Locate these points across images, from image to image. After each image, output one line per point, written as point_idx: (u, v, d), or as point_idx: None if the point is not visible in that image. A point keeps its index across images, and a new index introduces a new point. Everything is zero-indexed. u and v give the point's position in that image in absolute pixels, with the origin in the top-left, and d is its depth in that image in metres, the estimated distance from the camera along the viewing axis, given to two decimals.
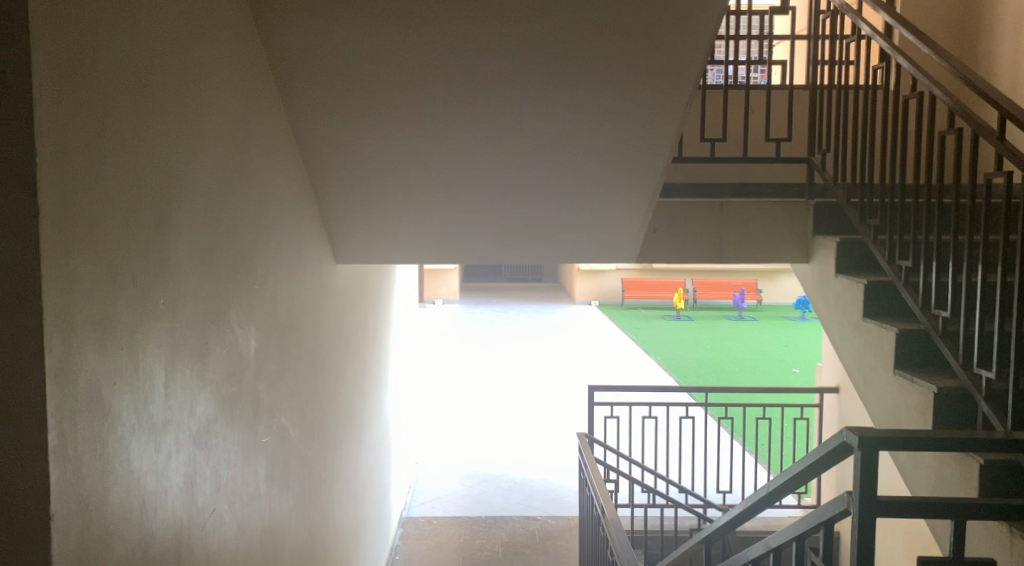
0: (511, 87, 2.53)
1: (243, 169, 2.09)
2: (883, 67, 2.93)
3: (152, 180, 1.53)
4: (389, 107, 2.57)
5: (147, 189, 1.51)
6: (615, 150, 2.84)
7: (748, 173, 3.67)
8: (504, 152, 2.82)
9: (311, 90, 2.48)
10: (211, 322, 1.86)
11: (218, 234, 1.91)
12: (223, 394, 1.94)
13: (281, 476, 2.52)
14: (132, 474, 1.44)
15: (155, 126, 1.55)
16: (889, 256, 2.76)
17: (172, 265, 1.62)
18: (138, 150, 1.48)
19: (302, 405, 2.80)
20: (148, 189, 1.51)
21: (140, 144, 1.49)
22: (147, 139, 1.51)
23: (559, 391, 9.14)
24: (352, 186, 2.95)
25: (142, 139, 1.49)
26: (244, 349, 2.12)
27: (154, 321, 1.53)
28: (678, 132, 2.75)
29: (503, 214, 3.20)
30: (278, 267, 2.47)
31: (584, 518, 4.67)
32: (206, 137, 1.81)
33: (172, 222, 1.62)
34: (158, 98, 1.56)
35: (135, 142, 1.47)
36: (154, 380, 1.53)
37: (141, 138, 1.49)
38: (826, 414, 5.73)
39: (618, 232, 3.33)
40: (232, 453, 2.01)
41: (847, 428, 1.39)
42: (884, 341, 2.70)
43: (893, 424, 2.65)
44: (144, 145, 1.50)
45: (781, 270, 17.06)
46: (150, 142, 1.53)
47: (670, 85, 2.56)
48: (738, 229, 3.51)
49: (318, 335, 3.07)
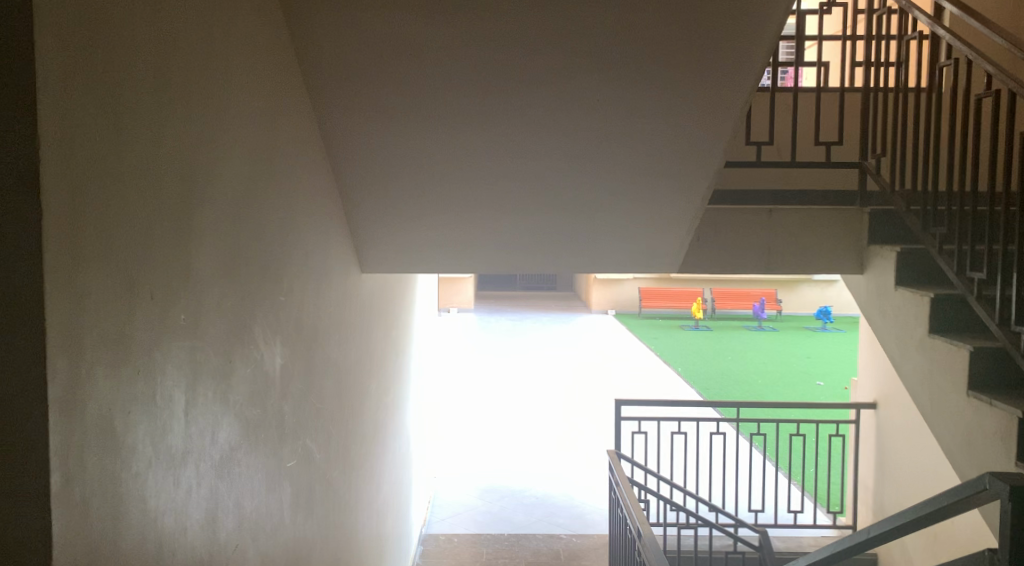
0: (555, 85, 2.34)
1: (269, 172, 1.92)
2: (952, 63, 2.74)
3: (174, 182, 1.36)
4: (424, 106, 2.39)
5: (167, 192, 1.34)
6: (664, 152, 2.64)
7: (795, 178, 3.48)
8: (544, 155, 2.63)
9: (340, 86, 2.30)
10: (236, 340, 1.69)
11: (244, 243, 1.74)
12: (247, 416, 1.77)
13: (305, 502, 2.34)
14: (148, 516, 1.26)
15: (177, 121, 1.38)
16: (958, 266, 2.57)
17: (194, 276, 1.45)
18: (158, 147, 1.31)
19: (327, 423, 2.63)
20: (168, 193, 1.34)
21: (160, 141, 1.32)
22: (167, 136, 1.34)
23: (580, 403, 8.95)
24: (380, 190, 2.77)
25: (162, 135, 1.32)
26: (269, 366, 1.94)
27: (174, 341, 1.36)
28: (733, 133, 2.54)
29: (540, 221, 3.01)
30: (304, 278, 2.29)
31: (614, 538, 4.52)
32: (232, 135, 1.64)
33: (194, 229, 1.45)
34: (181, 91, 1.40)
35: (155, 139, 1.30)
36: (173, 406, 1.36)
37: (161, 136, 1.32)
38: (863, 431, 5.50)
39: (661, 240, 3.15)
40: (256, 481, 1.84)
41: (990, 476, 1.42)
42: (956, 360, 2.51)
43: (967, 451, 2.45)
44: (165, 142, 1.33)
45: (802, 280, 16.77)
46: (171, 138, 1.36)
47: (729, 81, 2.35)
48: (786, 236, 3.35)
49: (343, 347, 2.89)
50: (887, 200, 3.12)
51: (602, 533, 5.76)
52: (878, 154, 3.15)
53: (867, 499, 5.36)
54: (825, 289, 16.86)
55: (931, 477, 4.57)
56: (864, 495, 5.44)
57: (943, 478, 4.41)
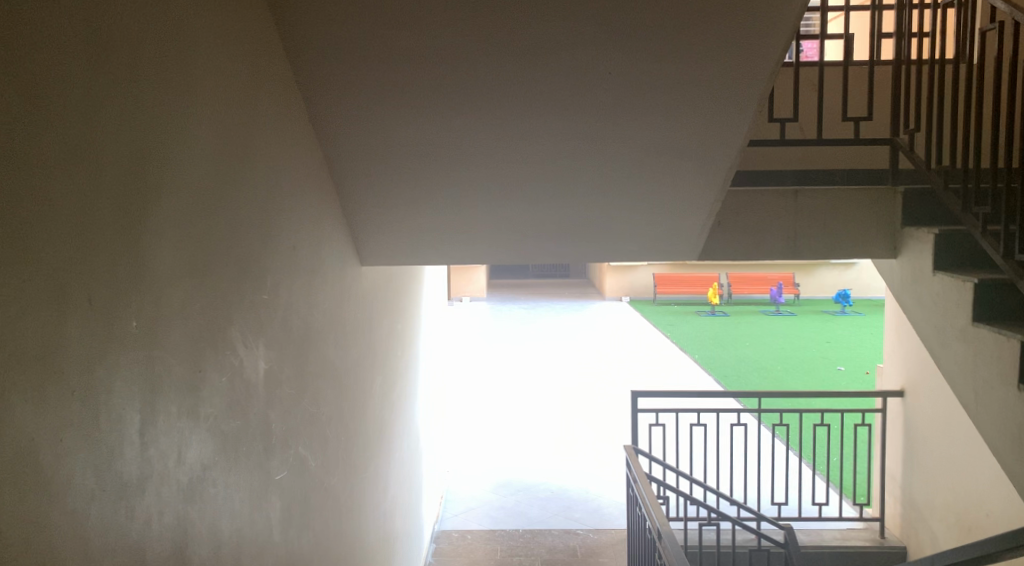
0: (561, 60, 2.13)
1: (249, 158, 1.74)
2: (995, 28, 2.52)
3: (119, 172, 1.19)
4: (419, 85, 2.19)
5: (109, 184, 1.16)
6: (684, 130, 2.42)
7: (823, 157, 3.26)
8: (553, 136, 2.42)
9: (327, 64, 2.11)
10: (208, 347, 1.51)
11: (218, 239, 1.56)
12: (224, 430, 1.59)
13: (298, 515, 2.16)
14: (92, 557, 1.09)
15: (121, 101, 1.20)
16: (1004, 249, 2.36)
17: (151, 278, 1.27)
18: (95, 132, 1.13)
19: (324, 429, 2.45)
20: (111, 184, 1.16)
21: (97, 126, 1.14)
22: (107, 120, 1.17)
23: (595, 393, 8.76)
24: (376, 177, 2.58)
25: (100, 119, 1.15)
26: (252, 373, 1.77)
27: (125, 355, 1.18)
28: (759, 108, 2.32)
29: (549, 208, 2.81)
30: (293, 275, 2.11)
31: (633, 536, 4.33)
32: (200, 117, 1.47)
33: (149, 226, 1.27)
34: (129, 68, 1.22)
35: (90, 123, 1.13)
36: (126, 428, 1.19)
37: (99, 119, 1.15)
38: (890, 420, 5.28)
39: (679, 226, 2.94)
40: (237, 500, 1.66)
41: None
42: (1003, 351, 2.30)
43: (1016, 450, 2.25)
44: (104, 127, 1.16)
45: (820, 263, 16.50)
46: (115, 120, 1.19)
47: (754, 49, 2.13)
48: (812, 218, 3.15)
49: (342, 346, 2.71)
50: (922, 178, 2.91)
51: (620, 529, 5.58)
52: (911, 130, 2.93)
53: (895, 491, 5.17)
54: (844, 272, 16.57)
55: (965, 469, 4.36)
56: (892, 487, 5.23)
57: (979, 470, 4.21)
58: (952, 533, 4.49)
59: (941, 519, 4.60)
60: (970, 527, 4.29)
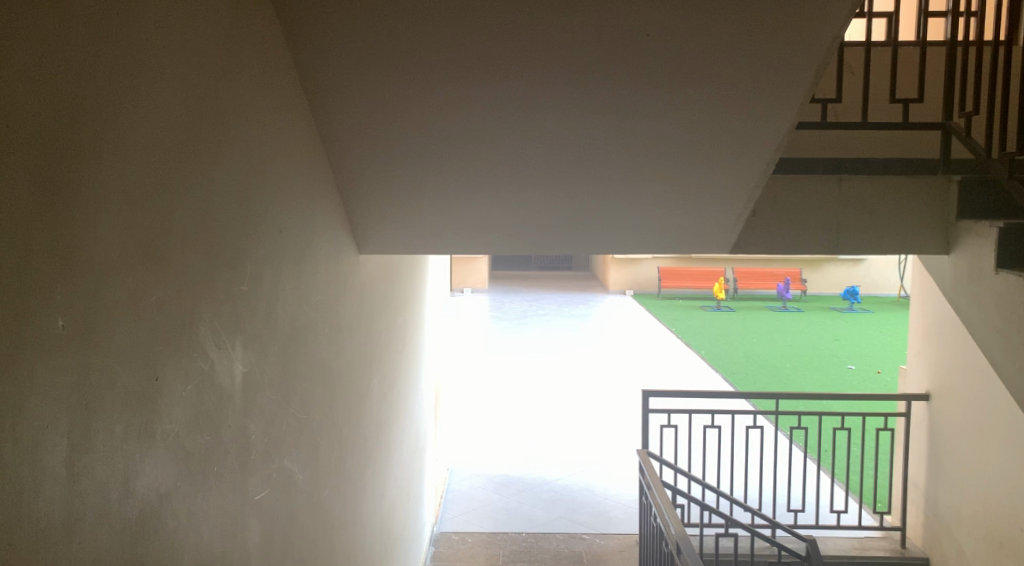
0: (590, 19, 1.84)
1: (227, 124, 1.47)
2: None
3: (35, 134, 0.95)
4: (428, 43, 1.90)
5: (20, 150, 0.93)
6: (727, 106, 2.13)
7: (867, 144, 3.01)
8: (578, 110, 2.13)
9: (319, 17, 1.83)
10: (168, 349, 1.25)
11: (185, 219, 1.30)
12: (189, 449, 1.32)
13: (281, 538, 1.88)
14: None
15: (37, 47, 0.96)
16: None
17: (84, 264, 1.03)
18: None
19: (313, 436, 2.18)
20: (14, 146, 0.92)
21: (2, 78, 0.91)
22: (20, 74, 0.94)
23: (603, 391, 8.50)
24: (377, 155, 2.30)
25: (7, 69, 0.92)
26: (227, 378, 1.50)
27: (45, 362, 0.96)
28: (816, 78, 2.03)
29: (569, 194, 2.54)
30: (280, 263, 1.83)
31: (646, 544, 4.09)
32: (157, 70, 1.21)
33: (84, 202, 1.03)
34: (55, 11, 0.99)
35: None
36: (35, 448, 0.94)
37: (7, 71, 0.91)
38: (914, 425, 5.03)
39: (712, 215, 2.66)
40: (206, 530, 1.40)
41: None
42: None
43: None
44: (13, 82, 0.93)
45: (828, 259, 16.25)
46: (25, 67, 0.94)
47: (814, 8, 1.84)
48: (858, 208, 2.89)
49: (336, 342, 2.44)
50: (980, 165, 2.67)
51: (627, 534, 5.31)
52: (968, 114, 2.68)
53: (919, 500, 4.91)
54: (853, 268, 16.29)
55: (995, 479, 4.10)
56: (915, 496, 4.98)
57: (1014, 480, 3.93)
58: (981, 546, 4.22)
59: (970, 532, 4.33)
60: (1001, 541, 4.01)
